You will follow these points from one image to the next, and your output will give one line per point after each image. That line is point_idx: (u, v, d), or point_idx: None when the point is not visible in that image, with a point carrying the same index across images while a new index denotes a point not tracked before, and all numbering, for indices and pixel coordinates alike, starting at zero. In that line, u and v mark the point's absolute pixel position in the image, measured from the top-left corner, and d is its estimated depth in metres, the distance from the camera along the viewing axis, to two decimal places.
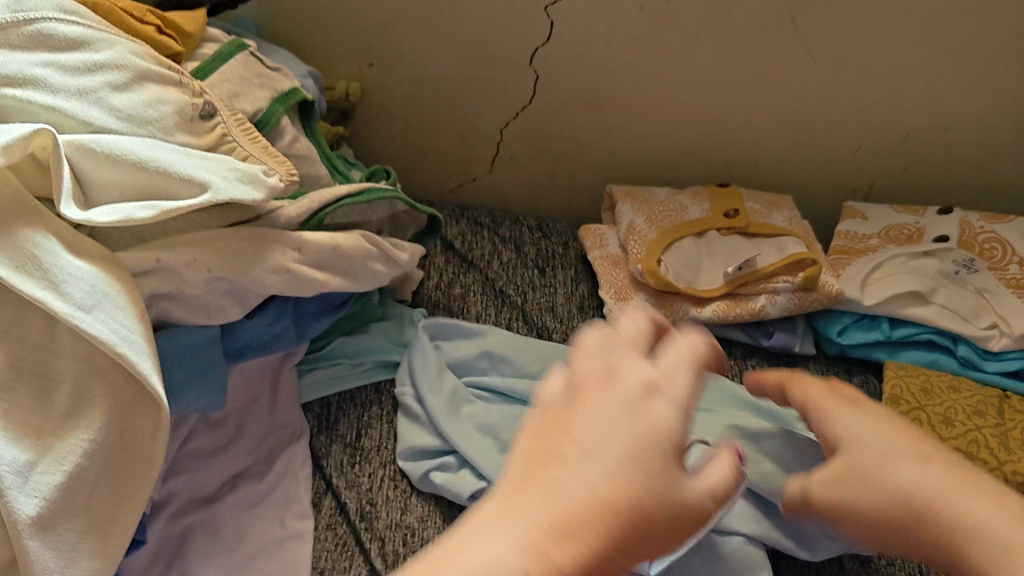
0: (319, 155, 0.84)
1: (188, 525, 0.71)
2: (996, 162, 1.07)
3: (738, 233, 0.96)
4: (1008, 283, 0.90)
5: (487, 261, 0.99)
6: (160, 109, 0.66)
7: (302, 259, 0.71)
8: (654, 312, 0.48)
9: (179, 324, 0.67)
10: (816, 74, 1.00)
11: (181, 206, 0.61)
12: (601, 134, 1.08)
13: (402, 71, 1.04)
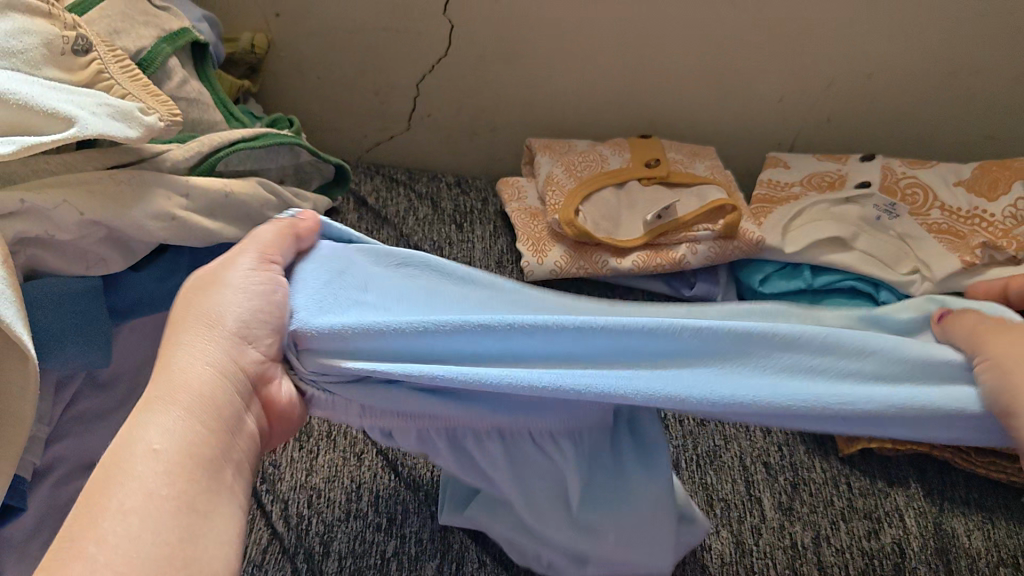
0: (215, 102, 0.80)
1: (78, 490, 0.65)
2: (915, 110, 1.07)
3: (658, 182, 0.94)
4: (927, 228, 0.90)
5: (402, 218, 0.96)
6: (25, 41, 0.61)
7: (190, 205, 0.67)
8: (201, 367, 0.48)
9: (54, 274, 0.63)
10: (735, 22, 0.97)
11: (44, 142, 0.56)
12: (521, 88, 1.05)
13: (309, 24, 0.98)
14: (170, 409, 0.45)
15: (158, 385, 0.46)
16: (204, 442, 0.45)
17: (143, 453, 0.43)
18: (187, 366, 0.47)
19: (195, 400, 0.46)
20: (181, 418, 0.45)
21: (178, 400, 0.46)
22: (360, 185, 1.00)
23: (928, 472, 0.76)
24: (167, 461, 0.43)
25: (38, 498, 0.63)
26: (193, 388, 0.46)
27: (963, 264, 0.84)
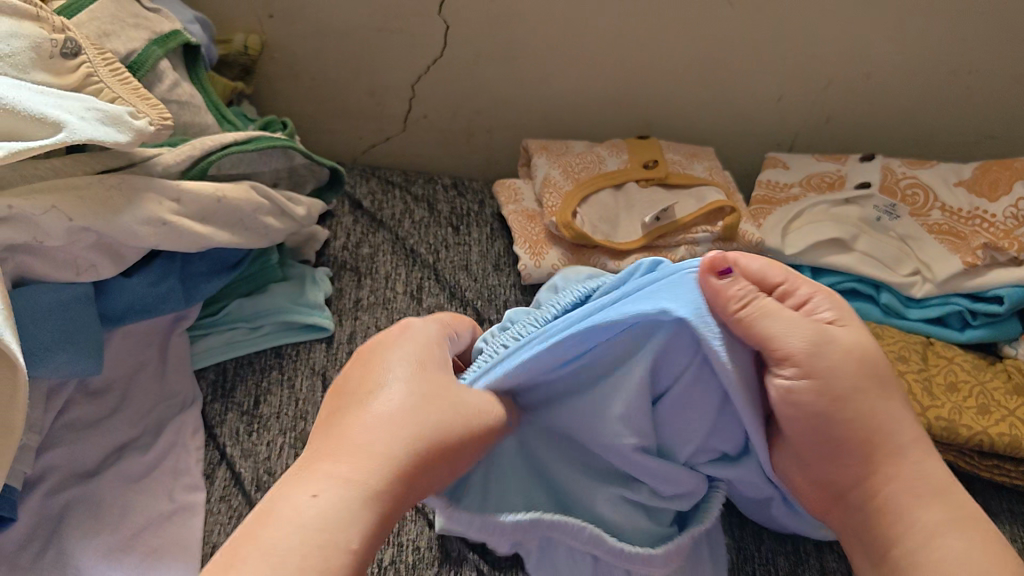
0: (207, 105, 0.79)
1: (70, 499, 0.64)
2: (914, 110, 1.06)
3: (656, 183, 0.93)
4: (928, 229, 0.89)
5: (398, 220, 0.95)
6: (12, 44, 0.60)
7: (182, 210, 0.66)
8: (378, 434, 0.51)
9: (42, 281, 0.62)
10: (732, 21, 0.96)
11: (32, 147, 0.55)
12: (517, 89, 1.04)
13: (303, 26, 0.97)
14: (339, 476, 0.48)
15: (342, 443, 0.50)
16: (366, 532, 0.46)
17: (284, 525, 0.44)
18: (382, 452, 0.49)
19: (373, 470, 0.48)
20: (343, 493, 0.47)
21: (340, 473, 0.48)
22: (355, 188, 0.99)
23: None
24: (322, 537, 0.44)
25: (29, 509, 0.62)
26: (369, 459, 0.49)
27: (965, 265, 0.83)
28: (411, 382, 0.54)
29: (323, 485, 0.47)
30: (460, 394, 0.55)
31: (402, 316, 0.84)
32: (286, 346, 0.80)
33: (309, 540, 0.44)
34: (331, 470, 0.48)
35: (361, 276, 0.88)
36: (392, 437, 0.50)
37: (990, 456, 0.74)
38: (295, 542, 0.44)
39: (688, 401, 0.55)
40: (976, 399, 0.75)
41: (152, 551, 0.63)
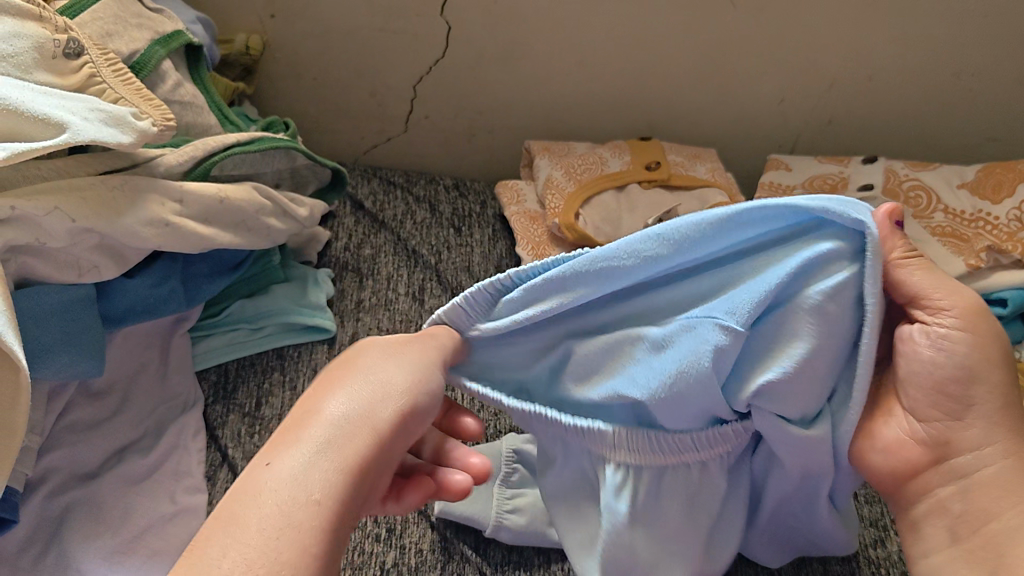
0: (209, 105, 0.79)
1: (71, 501, 0.64)
2: (916, 113, 1.06)
3: (658, 185, 0.93)
4: (931, 231, 0.89)
5: (400, 221, 0.95)
6: (15, 45, 0.59)
7: (185, 211, 0.66)
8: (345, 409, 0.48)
9: (45, 282, 0.62)
10: (735, 23, 0.96)
11: (36, 148, 0.55)
12: (519, 90, 1.04)
13: (306, 26, 0.97)
14: (304, 452, 0.45)
15: (309, 419, 0.48)
16: (339, 494, 0.44)
17: (247, 505, 0.42)
18: (368, 415, 0.48)
19: (341, 435, 0.46)
20: (308, 466, 0.44)
21: (307, 447, 0.45)
22: (356, 189, 0.99)
23: None
24: (283, 504, 0.42)
25: (31, 511, 0.62)
26: (330, 428, 0.47)
27: (968, 268, 0.83)
28: (379, 378, 0.50)
29: (287, 459, 0.45)
30: (405, 350, 0.54)
31: (404, 317, 0.84)
32: (288, 347, 0.80)
33: (259, 532, 0.41)
34: (294, 449, 0.45)
35: (363, 277, 0.88)
36: (355, 417, 0.47)
37: None
38: (256, 511, 0.42)
39: (816, 319, 0.52)
40: None
41: (153, 553, 0.63)
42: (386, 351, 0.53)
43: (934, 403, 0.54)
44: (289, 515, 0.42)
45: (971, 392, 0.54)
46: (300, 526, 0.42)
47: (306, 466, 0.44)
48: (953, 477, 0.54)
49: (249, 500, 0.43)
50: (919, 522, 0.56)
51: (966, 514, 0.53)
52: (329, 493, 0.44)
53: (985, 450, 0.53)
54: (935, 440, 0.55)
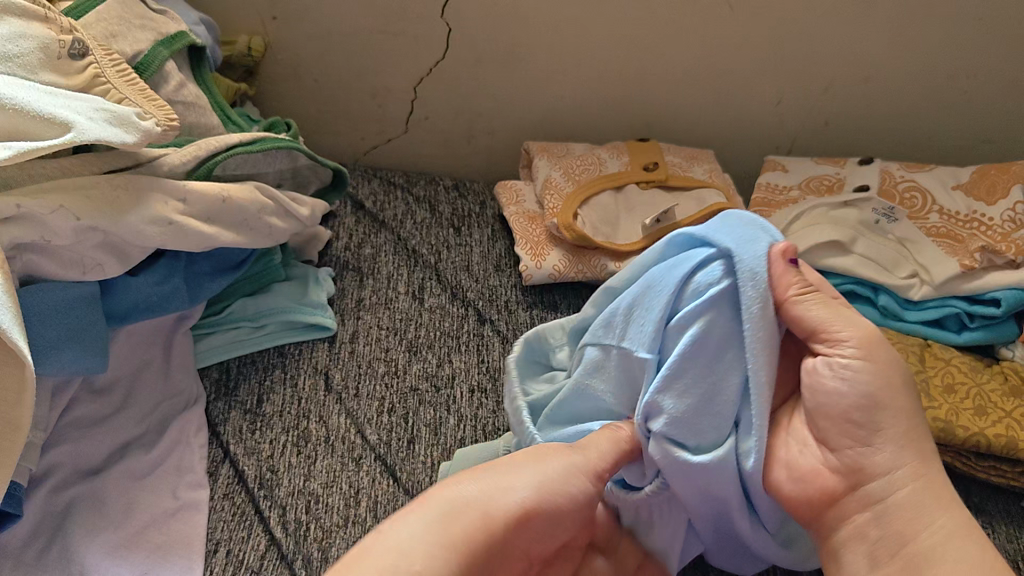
0: (212, 106, 0.80)
1: (75, 497, 0.64)
2: (911, 115, 1.07)
3: (656, 185, 0.94)
4: (926, 232, 0.90)
5: (400, 221, 0.96)
6: (21, 45, 0.60)
7: (188, 210, 0.67)
8: (513, 492, 0.51)
9: (50, 280, 0.63)
10: (733, 25, 0.96)
11: (41, 147, 0.56)
12: (519, 92, 1.05)
13: (307, 28, 0.98)
14: (431, 516, 0.48)
15: (452, 488, 0.51)
16: (444, 568, 0.46)
17: (376, 542, 0.46)
18: (505, 505, 0.50)
19: (472, 512, 0.49)
20: (427, 530, 0.47)
21: (442, 516, 0.48)
22: (357, 189, 1.00)
23: None
24: (396, 559, 0.45)
25: (34, 506, 0.63)
26: (465, 503, 0.50)
27: (963, 268, 0.83)
28: (515, 481, 0.52)
29: (423, 515, 0.48)
30: (547, 459, 0.54)
31: (404, 316, 0.85)
32: (289, 345, 0.80)
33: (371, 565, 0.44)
34: (436, 501, 0.49)
35: (363, 276, 0.89)
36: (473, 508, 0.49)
37: (987, 457, 0.74)
38: (377, 554, 0.45)
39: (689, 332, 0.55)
40: (973, 401, 0.76)
41: (155, 549, 0.63)
42: (572, 447, 0.56)
43: (842, 430, 0.54)
44: (401, 569, 0.44)
45: (877, 419, 0.53)
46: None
47: (428, 529, 0.47)
48: (866, 505, 0.53)
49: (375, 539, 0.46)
50: (838, 549, 0.54)
51: (884, 539, 0.52)
52: (439, 564, 0.46)
53: (896, 473, 0.53)
54: (848, 467, 0.54)
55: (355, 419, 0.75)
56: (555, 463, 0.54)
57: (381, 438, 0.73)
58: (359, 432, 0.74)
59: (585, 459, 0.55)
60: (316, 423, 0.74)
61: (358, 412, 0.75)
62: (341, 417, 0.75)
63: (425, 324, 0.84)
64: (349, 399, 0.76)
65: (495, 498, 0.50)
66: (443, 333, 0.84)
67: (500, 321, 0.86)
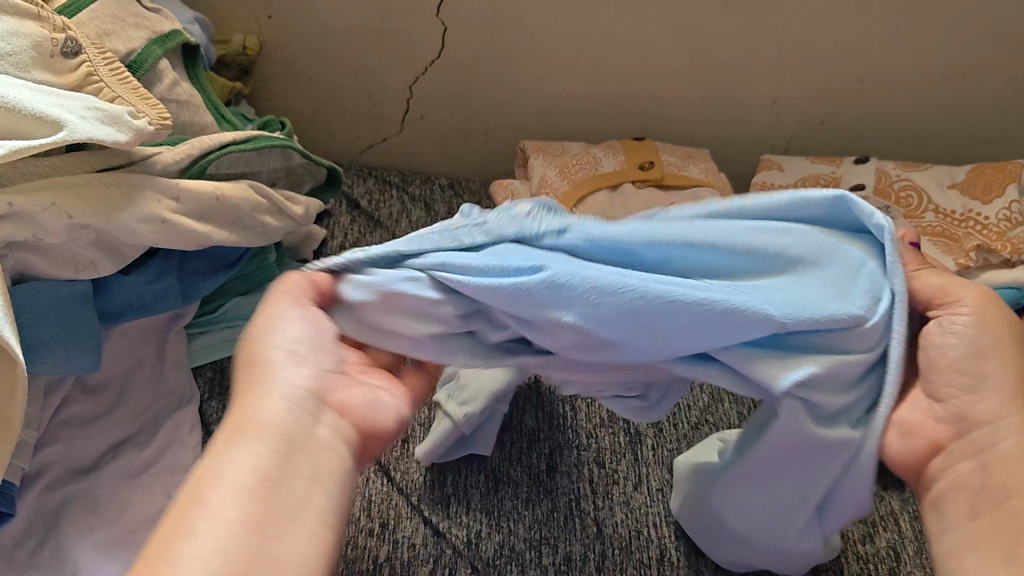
0: (206, 104, 0.80)
1: (68, 495, 0.65)
2: (908, 113, 1.07)
3: (652, 184, 0.94)
4: (922, 231, 0.90)
5: (395, 220, 0.96)
6: (13, 43, 0.60)
7: (181, 209, 0.67)
8: (288, 393, 0.46)
9: (43, 279, 0.63)
10: (729, 24, 0.96)
11: (34, 145, 0.56)
12: (515, 91, 1.05)
13: (302, 27, 0.97)
14: (233, 457, 0.43)
15: (236, 420, 0.45)
16: (269, 495, 0.42)
17: (191, 516, 0.39)
18: (281, 406, 0.45)
19: (261, 433, 0.44)
20: (231, 473, 0.42)
21: (231, 455, 0.43)
22: (352, 188, 1.00)
23: None
24: (220, 516, 0.40)
25: (27, 503, 0.63)
26: (260, 424, 0.44)
27: (959, 267, 0.84)
28: (274, 390, 0.46)
29: (211, 464, 0.42)
30: (282, 316, 0.49)
31: None
32: None
33: (208, 554, 0.38)
34: (222, 443, 0.43)
35: None
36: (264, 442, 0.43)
37: None
38: (187, 532, 0.39)
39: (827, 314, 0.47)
40: None
41: None
42: (250, 349, 0.49)
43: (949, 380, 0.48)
44: (229, 528, 0.39)
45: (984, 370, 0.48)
46: (244, 532, 0.40)
47: (221, 469, 0.42)
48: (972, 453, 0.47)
49: (191, 506, 0.40)
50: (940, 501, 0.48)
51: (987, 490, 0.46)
52: (259, 492, 0.41)
53: (999, 425, 0.47)
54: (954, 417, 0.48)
55: None
56: (269, 338, 0.48)
57: None
58: None
59: (303, 311, 0.50)
60: None
61: None
62: None
63: None
64: None
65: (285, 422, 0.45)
66: None
67: None
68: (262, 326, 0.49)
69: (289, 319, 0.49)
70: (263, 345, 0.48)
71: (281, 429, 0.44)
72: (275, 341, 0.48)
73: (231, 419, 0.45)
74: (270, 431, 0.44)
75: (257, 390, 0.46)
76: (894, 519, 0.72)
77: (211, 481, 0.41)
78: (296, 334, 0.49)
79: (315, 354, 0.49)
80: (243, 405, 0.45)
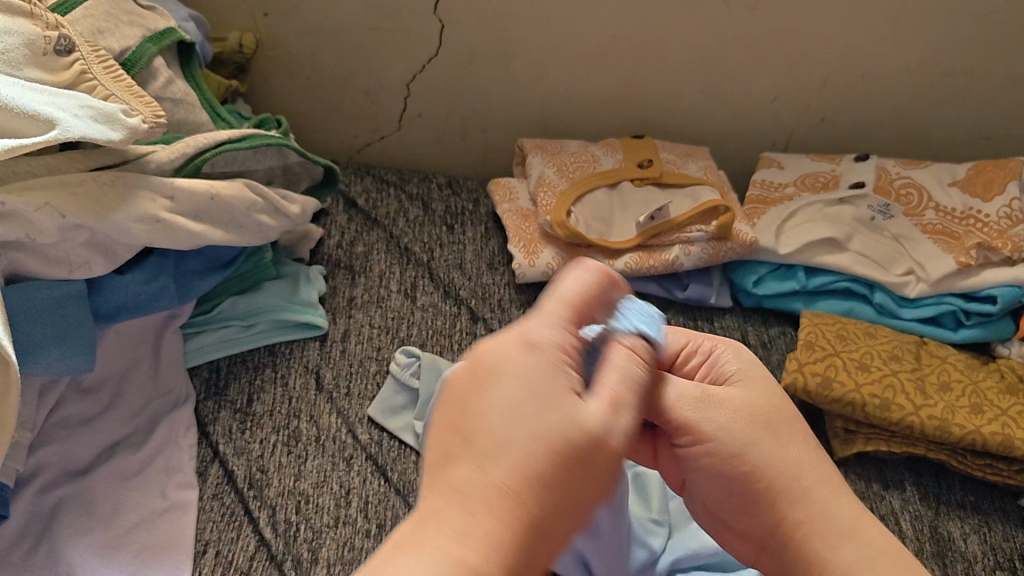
0: (201, 103, 0.79)
1: (62, 497, 0.64)
2: (907, 112, 1.06)
3: (651, 182, 0.93)
4: (923, 229, 0.89)
5: (393, 219, 0.96)
6: (6, 41, 0.59)
7: (176, 208, 0.66)
8: (527, 415, 0.40)
9: (36, 279, 0.62)
10: (728, 21, 0.96)
11: (26, 144, 0.55)
12: (513, 89, 1.04)
13: (298, 25, 0.97)
14: (470, 484, 0.38)
15: (469, 446, 0.39)
16: (505, 544, 0.37)
17: (416, 543, 0.36)
18: (532, 430, 0.39)
19: (529, 443, 0.39)
20: (452, 520, 0.37)
21: (456, 486, 0.38)
22: (349, 187, 1.00)
23: (925, 474, 0.75)
24: (458, 548, 0.35)
25: (20, 504, 0.62)
26: (543, 431, 0.39)
27: (959, 265, 0.83)
28: (508, 427, 0.39)
29: (442, 497, 0.38)
30: (521, 352, 0.42)
31: (396, 314, 0.84)
32: (280, 343, 0.80)
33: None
34: (465, 466, 0.39)
35: (355, 274, 0.88)
36: (517, 381, 0.41)
37: (983, 455, 0.74)
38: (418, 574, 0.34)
39: None
40: (970, 398, 0.76)
41: (142, 550, 0.62)
42: (489, 366, 0.42)
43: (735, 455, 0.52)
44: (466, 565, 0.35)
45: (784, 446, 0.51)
46: (489, 558, 0.36)
47: (449, 505, 0.37)
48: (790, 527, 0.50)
49: (409, 538, 0.36)
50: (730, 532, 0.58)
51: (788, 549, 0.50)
52: (510, 518, 0.37)
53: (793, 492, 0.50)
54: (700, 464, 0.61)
55: (345, 418, 0.74)
56: (497, 350, 0.42)
57: (371, 437, 0.73)
58: (350, 432, 0.73)
59: (550, 314, 0.46)
60: (307, 422, 0.73)
61: (349, 411, 0.75)
62: (333, 416, 0.74)
63: (417, 322, 0.84)
64: (341, 398, 0.76)
65: (528, 380, 0.41)
66: (434, 331, 0.83)
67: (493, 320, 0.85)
68: (504, 343, 0.43)
69: (509, 336, 0.43)
70: (498, 373, 0.41)
71: (560, 443, 0.40)
72: (548, 335, 0.44)
73: (449, 446, 0.40)
74: (517, 467, 0.38)
75: (480, 411, 0.40)
76: (896, 518, 0.71)
77: (443, 511, 0.37)
78: (537, 351, 0.43)
79: (557, 354, 0.43)
80: (469, 432, 0.40)
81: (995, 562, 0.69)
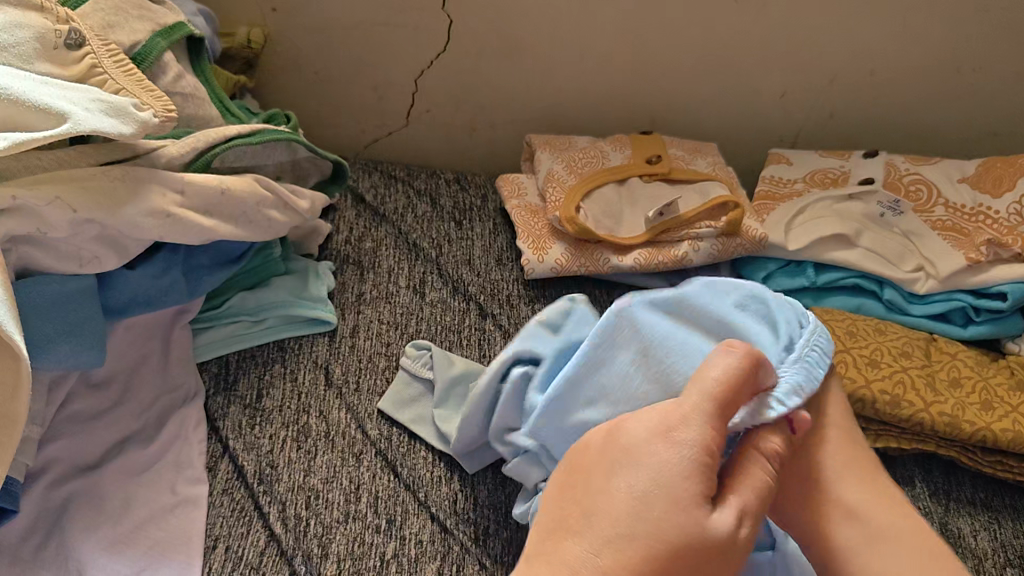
0: (211, 97, 0.79)
1: (71, 493, 0.64)
2: (916, 108, 1.06)
3: (660, 178, 0.93)
4: (933, 225, 0.88)
5: (400, 215, 0.95)
6: (17, 35, 0.59)
7: (186, 203, 0.66)
8: (649, 475, 0.46)
9: (47, 273, 0.62)
10: (736, 17, 0.96)
11: (37, 138, 0.55)
12: (521, 85, 1.04)
13: (307, 21, 0.97)
14: (585, 535, 0.45)
15: (590, 498, 0.47)
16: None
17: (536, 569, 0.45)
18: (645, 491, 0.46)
19: (636, 501, 0.45)
20: (581, 557, 0.44)
21: (584, 533, 0.45)
22: (358, 182, 0.99)
23: (934, 470, 0.75)
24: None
25: (31, 499, 0.62)
26: (648, 490, 0.45)
27: (968, 262, 0.82)
28: (632, 483, 0.46)
29: (562, 538, 0.46)
30: (654, 415, 0.49)
31: (405, 310, 0.84)
32: (289, 339, 0.80)
33: None
34: (585, 511, 0.46)
35: (364, 270, 0.88)
36: (651, 463, 0.46)
37: (993, 451, 0.74)
38: None
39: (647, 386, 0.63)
40: (980, 394, 0.75)
41: (153, 545, 0.63)
42: (663, 423, 0.48)
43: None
44: None
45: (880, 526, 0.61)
46: None
47: (580, 546, 0.45)
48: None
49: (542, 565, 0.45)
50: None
51: None
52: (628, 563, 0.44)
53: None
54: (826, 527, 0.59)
55: (355, 413, 0.74)
56: (641, 424, 0.49)
57: (381, 432, 0.73)
58: (360, 427, 0.73)
59: (699, 388, 0.49)
60: (317, 418, 0.73)
61: (358, 407, 0.75)
62: (342, 412, 0.74)
63: (426, 318, 0.84)
64: (350, 393, 0.76)
65: (658, 456, 0.47)
66: (444, 327, 0.83)
67: (502, 316, 0.85)
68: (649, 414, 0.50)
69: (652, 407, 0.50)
70: (628, 441, 0.48)
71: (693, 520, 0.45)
72: (691, 397, 0.49)
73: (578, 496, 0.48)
74: (617, 519, 0.45)
75: (611, 471, 0.47)
76: None
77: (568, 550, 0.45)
78: (690, 418, 0.48)
79: (694, 425, 0.47)
80: (603, 482, 0.47)
81: (1006, 559, 0.69)
